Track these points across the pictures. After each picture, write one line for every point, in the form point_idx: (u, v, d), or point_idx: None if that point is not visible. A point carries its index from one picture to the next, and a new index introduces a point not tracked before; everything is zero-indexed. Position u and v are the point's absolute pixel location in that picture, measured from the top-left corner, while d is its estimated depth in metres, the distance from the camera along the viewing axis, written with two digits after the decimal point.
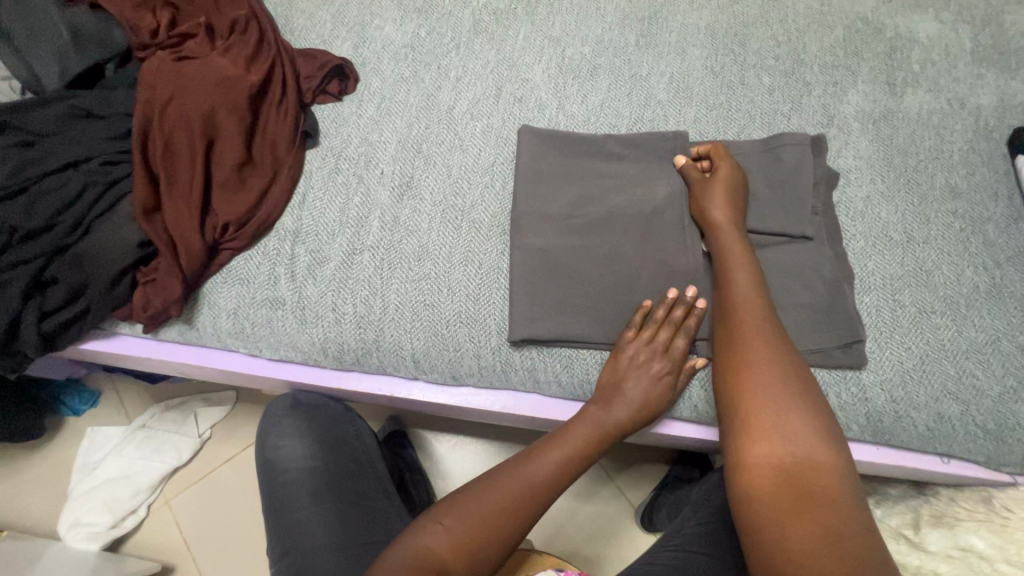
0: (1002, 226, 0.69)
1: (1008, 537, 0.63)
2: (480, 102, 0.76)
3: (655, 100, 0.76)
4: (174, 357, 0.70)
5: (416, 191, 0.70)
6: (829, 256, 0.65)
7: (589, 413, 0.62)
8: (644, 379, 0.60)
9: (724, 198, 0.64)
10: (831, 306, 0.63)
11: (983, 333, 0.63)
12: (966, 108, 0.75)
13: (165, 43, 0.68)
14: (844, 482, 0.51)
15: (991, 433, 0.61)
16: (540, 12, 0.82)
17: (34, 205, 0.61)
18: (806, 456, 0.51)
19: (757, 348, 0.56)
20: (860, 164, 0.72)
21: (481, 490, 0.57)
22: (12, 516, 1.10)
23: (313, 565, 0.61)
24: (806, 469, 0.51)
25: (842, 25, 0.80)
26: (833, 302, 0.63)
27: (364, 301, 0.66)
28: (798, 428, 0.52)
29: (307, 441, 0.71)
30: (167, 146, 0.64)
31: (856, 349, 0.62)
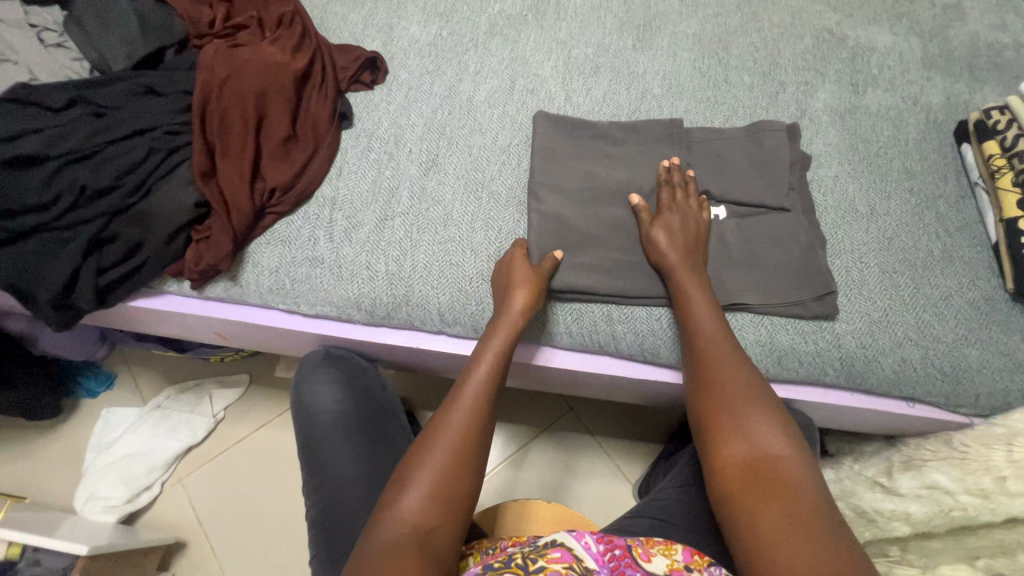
0: (950, 202, 0.79)
1: (966, 468, 0.72)
2: (497, 93, 0.85)
3: (650, 94, 0.87)
4: (215, 313, 0.76)
5: (441, 167, 0.79)
6: (804, 224, 0.75)
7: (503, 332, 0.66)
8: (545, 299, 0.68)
9: (674, 221, 0.71)
10: (807, 264, 0.72)
11: (938, 290, 0.73)
12: (918, 105, 0.87)
13: (221, 33, 0.77)
14: (806, 469, 0.54)
15: (948, 375, 0.70)
16: (549, 18, 0.93)
17: (102, 167, 0.68)
18: (767, 447, 0.56)
19: (716, 361, 0.63)
20: (830, 150, 0.83)
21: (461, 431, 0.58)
22: (27, 492, 1.13)
23: (347, 496, 0.68)
24: (766, 458, 0.55)
25: (811, 35, 0.92)
26: (808, 261, 0.72)
27: (395, 260, 0.73)
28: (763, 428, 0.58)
29: (338, 388, 0.77)
30: (222, 119, 0.72)
31: (829, 301, 0.71)
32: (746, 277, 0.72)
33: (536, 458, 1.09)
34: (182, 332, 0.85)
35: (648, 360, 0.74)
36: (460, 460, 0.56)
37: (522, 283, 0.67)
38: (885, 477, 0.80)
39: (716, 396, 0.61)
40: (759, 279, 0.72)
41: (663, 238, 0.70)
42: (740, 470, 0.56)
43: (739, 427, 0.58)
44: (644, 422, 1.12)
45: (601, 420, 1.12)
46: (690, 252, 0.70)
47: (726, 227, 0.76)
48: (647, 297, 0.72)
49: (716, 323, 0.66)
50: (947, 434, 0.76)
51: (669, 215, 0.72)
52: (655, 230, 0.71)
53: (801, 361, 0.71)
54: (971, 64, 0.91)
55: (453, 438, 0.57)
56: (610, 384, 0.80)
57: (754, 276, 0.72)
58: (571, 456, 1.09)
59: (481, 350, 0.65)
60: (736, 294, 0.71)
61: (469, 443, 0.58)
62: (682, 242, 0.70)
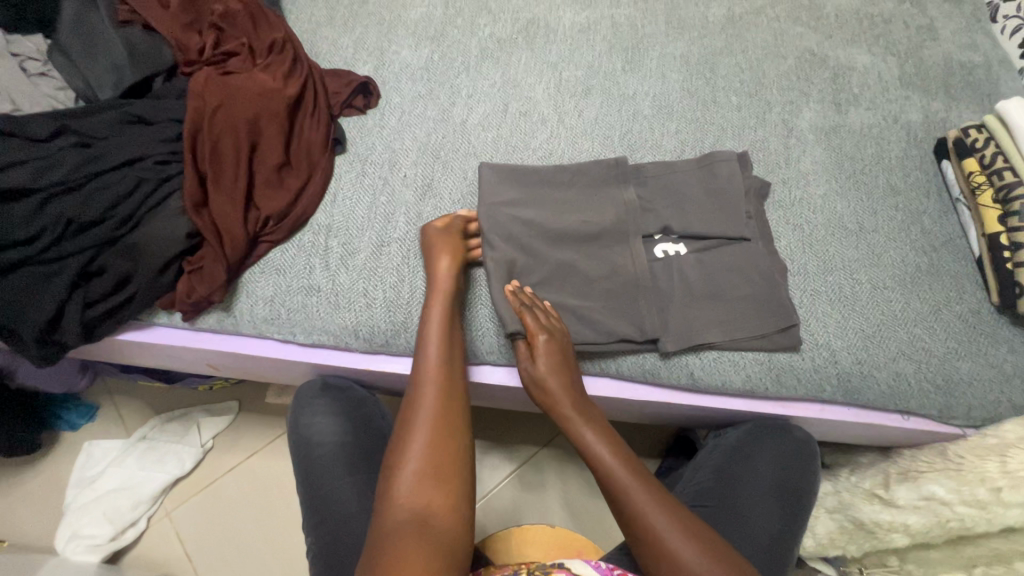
0: (934, 217, 0.82)
1: (962, 480, 0.72)
2: (490, 115, 0.86)
3: (641, 115, 0.88)
4: (208, 345, 0.73)
5: (436, 191, 0.79)
6: (763, 255, 0.75)
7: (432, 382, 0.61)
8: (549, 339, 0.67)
9: (546, 350, 0.66)
10: (771, 296, 0.72)
11: (927, 304, 0.75)
12: (898, 123, 0.89)
13: (211, 60, 0.76)
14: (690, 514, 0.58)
15: (940, 387, 0.72)
16: (539, 42, 0.94)
17: (90, 198, 0.67)
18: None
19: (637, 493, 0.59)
20: (817, 167, 0.85)
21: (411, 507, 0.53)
22: (6, 533, 1.08)
23: (350, 531, 0.66)
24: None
25: (793, 56, 0.95)
26: (772, 292, 0.72)
27: (393, 287, 0.73)
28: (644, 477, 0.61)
29: (338, 417, 0.75)
30: (214, 148, 0.71)
31: (793, 332, 0.72)
32: (716, 315, 0.72)
33: (538, 475, 1.06)
34: (172, 363, 0.83)
35: (651, 381, 0.74)
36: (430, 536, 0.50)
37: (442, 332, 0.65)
38: (882, 488, 0.81)
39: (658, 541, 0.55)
40: (724, 315, 0.71)
41: (546, 362, 0.66)
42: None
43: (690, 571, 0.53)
44: (640, 441, 1.13)
45: None
46: (563, 383, 0.66)
47: (685, 263, 0.74)
48: (620, 341, 0.71)
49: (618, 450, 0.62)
50: (941, 444, 0.78)
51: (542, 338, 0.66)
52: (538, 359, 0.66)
53: (799, 378, 0.72)
54: (946, 82, 0.94)
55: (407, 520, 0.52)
56: (612, 404, 0.79)
57: (716, 312, 0.72)
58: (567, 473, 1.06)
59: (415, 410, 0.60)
60: (702, 332, 0.71)
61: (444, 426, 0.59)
62: (561, 372, 0.66)
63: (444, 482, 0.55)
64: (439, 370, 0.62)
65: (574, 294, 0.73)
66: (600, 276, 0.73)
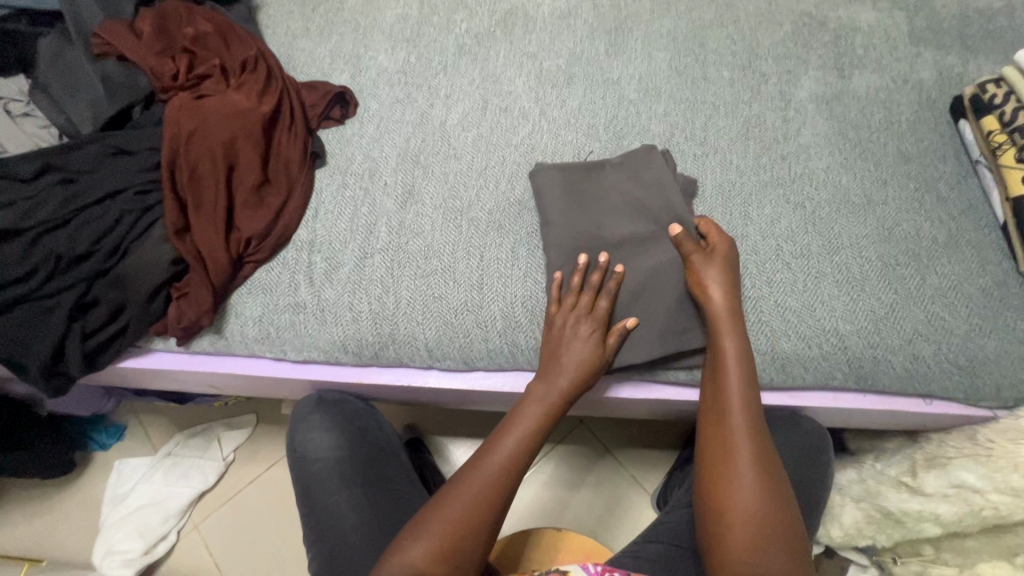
0: (952, 183, 0.75)
1: (994, 465, 0.68)
2: (469, 114, 0.83)
3: (627, 100, 0.84)
4: (203, 368, 0.75)
5: (418, 198, 0.77)
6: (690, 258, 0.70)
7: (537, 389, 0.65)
8: (709, 266, 0.66)
9: (720, 278, 0.65)
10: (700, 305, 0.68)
11: (945, 280, 0.69)
12: (909, 83, 0.83)
13: (185, 85, 0.76)
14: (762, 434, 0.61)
15: (964, 368, 0.66)
16: (517, 32, 0.90)
17: (76, 234, 0.68)
18: (765, 535, 0.56)
19: (738, 439, 0.60)
20: (819, 140, 0.79)
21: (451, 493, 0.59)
22: (50, 551, 1.14)
23: (346, 546, 0.67)
24: (762, 551, 0.56)
25: (789, 21, 0.89)
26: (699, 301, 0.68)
27: (378, 298, 0.72)
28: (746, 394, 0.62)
29: (333, 433, 0.77)
30: (192, 173, 0.71)
31: None
32: (643, 343, 0.67)
33: (549, 474, 1.08)
34: (177, 385, 0.85)
35: (648, 377, 0.72)
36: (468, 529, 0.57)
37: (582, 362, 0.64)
38: (909, 476, 0.77)
39: (730, 490, 0.59)
40: (644, 332, 0.68)
41: (716, 295, 0.65)
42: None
43: (748, 525, 0.57)
44: (657, 433, 1.11)
45: (612, 434, 1.11)
46: (725, 296, 0.65)
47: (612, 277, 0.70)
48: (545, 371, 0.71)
49: (744, 390, 0.62)
50: (970, 428, 0.72)
51: (710, 266, 0.66)
52: (708, 293, 0.65)
53: (806, 366, 0.68)
54: (962, 34, 0.87)
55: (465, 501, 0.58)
56: (613, 403, 0.78)
57: (640, 327, 0.68)
58: (570, 473, 1.09)
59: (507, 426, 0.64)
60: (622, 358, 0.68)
61: (484, 506, 0.58)
62: (730, 303, 0.64)
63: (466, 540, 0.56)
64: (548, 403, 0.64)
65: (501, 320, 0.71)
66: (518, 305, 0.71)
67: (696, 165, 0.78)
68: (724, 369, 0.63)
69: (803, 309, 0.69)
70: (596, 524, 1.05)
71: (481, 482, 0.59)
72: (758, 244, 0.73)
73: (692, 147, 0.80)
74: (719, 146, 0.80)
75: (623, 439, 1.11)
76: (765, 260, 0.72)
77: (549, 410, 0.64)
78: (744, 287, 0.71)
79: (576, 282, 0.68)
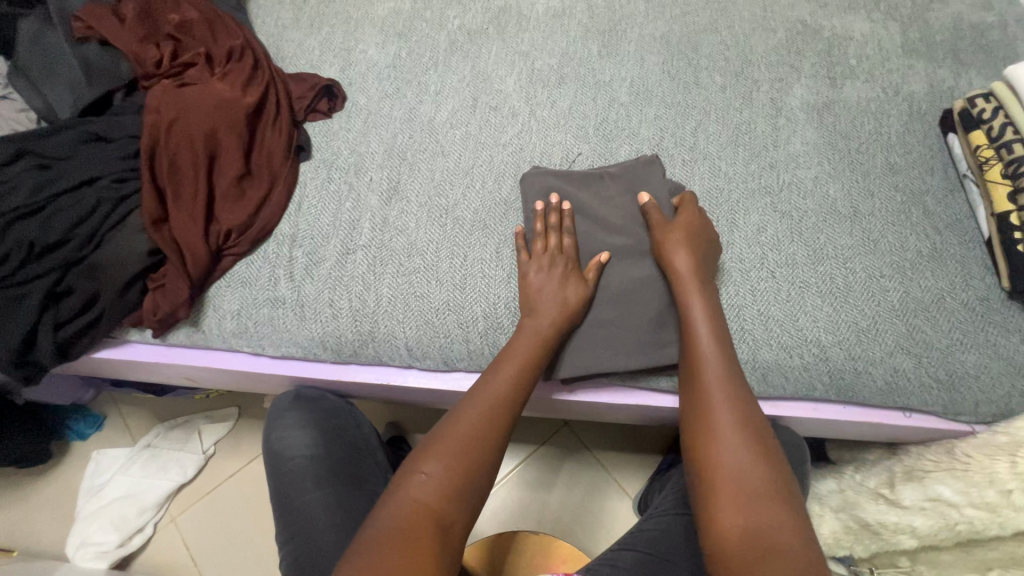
0: (939, 197, 0.75)
1: (969, 481, 0.67)
2: (458, 111, 0.83)
3: (618, 102, 0.83)
4: (179, 361, 0.73)
5: (403, 195, 0.76)
6: None
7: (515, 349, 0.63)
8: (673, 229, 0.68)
9: (684, 243, 0.66)
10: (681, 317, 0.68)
11: (928, 293, 0.69)
12: (900, 95, 0.83)
13: (168, 72, 0.75)
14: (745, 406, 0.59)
15: (943, 383, 0.66)
16: (510, 31, 0.90)
17: (49, 221, 0.66)
18: (760, 494, 0.54)
19: (716, 401, 0.60)
20: (808, 149, 0.79)
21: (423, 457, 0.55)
22: (23, 541, 1.13)
23: (317, 547, 0.66)
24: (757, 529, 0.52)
25: (783, 28, 0.89)
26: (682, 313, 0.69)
27: (359, 296, 0.71)
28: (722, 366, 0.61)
29: (309, 430, 0.75)
30: (172, 163, 0.70)
31: None
32: (624, 349, 0.67)
33: (531, 476, 1.08)
34: (154, 377, 0.83)
35: (629, 384, 0.72)
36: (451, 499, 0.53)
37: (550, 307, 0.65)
38: (888, 488, 0.76)
39: (718, 459, 0.57)
40: (626, 339, 0.68)
41: (682, 262, 0.66)
42: (733, 542, 0.52)
43: (738, 485, 0.55)
44: (639, 437, 1.11)
45: (596, 438, 1.11)
46: (693, 267, 0.66)
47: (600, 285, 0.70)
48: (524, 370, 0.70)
49: (716, 350, 0.62)
50: (949, 442, 0.72)
51: (674, 233, 0.67)
52: (674, 262, 0.66)
53: (787, 377, 0.68)
54: (955, 47, 0.86)
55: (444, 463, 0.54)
56: (594, 408, 0.78)
57: (622, 334, 0.68)
58: (552, 476, 1.08)
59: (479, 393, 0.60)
60: (603, 365, 0.67)
61: (462, 471, 0.54)
62: (697, 268, 0.66)
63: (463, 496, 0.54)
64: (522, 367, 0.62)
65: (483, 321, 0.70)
66: (501, 308, 0.70)
67: (684, 171, 0.78)
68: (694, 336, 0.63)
69: (785, 319, 0.69)
70: (575, 528, 1.04)
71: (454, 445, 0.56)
72: (743, 252, 0.72)
73: (681, 153, 0.79)
74: (708, 152, 0.79)
75: (607, 443, 1.11)
76: (751, 268, 0.72)
77: (528, 358, 0.62)
78: (729, 294, 0.70)
79: (540, 226, 0.70)
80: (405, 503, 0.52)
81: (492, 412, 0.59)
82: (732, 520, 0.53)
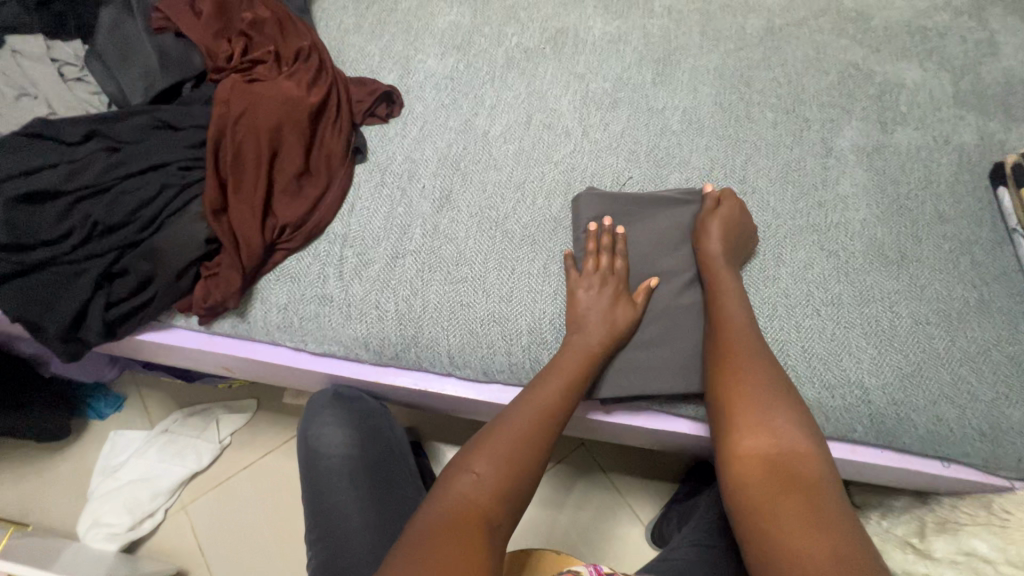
0: (987, 248, 0.75)
1: (1008, 537, 0.66)
2: (512, 127, 0.84)
3: (670, 130, 0.84)
4: (221, 349, 0.74)
5: (454, 204, 0.77)
6: None
7: (569, 351, 0.65)
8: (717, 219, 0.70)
9: (721, 227, 0.69)
10: None
11: (976, 344, 0.69)
12: (950, 144, 0.83)
13: (238, 67, 0.77)
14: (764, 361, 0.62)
15: (986, 436, 0.66)
16: (567, 52, 0.91)
17: (115, 202, 0.68)
18: (783, 443, 0.56)
19: (740, 349, 0.62)
20: (857, 190, 0.80)
21: (472, 457, 0.57)
22: (34, 516, 1.13)
23: (349, 548, 0.66)
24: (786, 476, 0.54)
25: (836, 70, 0.90)
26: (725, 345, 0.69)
27: (405, 299, 0.72)
28: (743, 329, 0.64)
29: (345, 429, 0.76)
30: (236, 155, 0.71)
31: None
32: (667, 378, 0.67)
33: (547, 494, 1.07)
34: (189, 364, 0.84)
35: (667, 411, 0.71)
36: (498, 501, 0.54)
37: (597, 326, 0.66)
38: (917, 537, 0.77)
39: (743, 412, 0.59)
40: (668, 365, 0.68)
41: (713, 245, 0.68)
42: (760, 472, 0.55)
43: (766, 429, 0.57)
44: (658, 464, 1.10)
45: (613, 460, 1.10)
46: (722, 246, 0.68)
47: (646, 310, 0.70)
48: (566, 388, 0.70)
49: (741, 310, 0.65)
50: (986, 496, 0.71)
51: (710, 219, 0.70)
52: (706, 243, 0.69)
53: (827, 416, 0.68)
54: (1006, 102, 0.87)
55: (494, 462, 0.56)
56: (627, 431, 0.77)
57: (665, 361, 0.68)
58: (568, 495, 1.08)
59: (528, 397, 0.62)
60: (643, 390, 0.67)
61: (509, 474, 0.56)
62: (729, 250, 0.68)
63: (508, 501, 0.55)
64: (572, 377, 0.63)
65: (528, 337, 0.70)
66: (546, 325, 0.70)
67: None
68: (719, 301, 0.66)
69: (829, 357, 0.69)
70: (586, 549, 1.04)
71: (501, 448, 0.57)
72: (789, 288, 0.73)
73: (731, 184, 0.80)
74: (757, 186, 0.80)
75: (624, 467, 1.10)
76: (797, 304, 0.72)
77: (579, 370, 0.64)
78: (773, 328, 0.71)
79: (592, 247, 0.71)
80: (454, 500, 0.53)
81: (540, 422, 0.60)
82: (759, 466, 0.55)
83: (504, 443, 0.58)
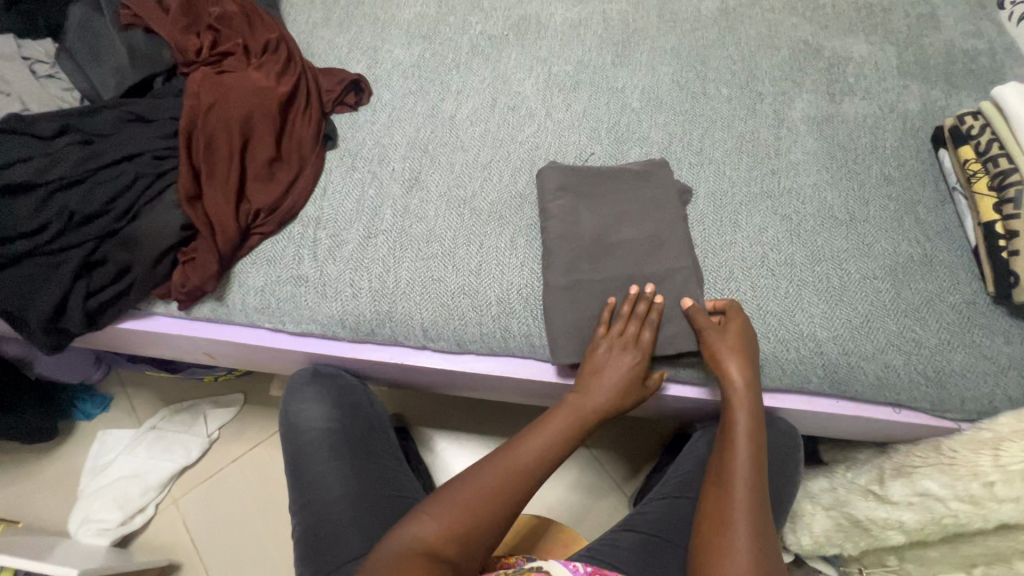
0: (930, 207, 0.80)
1: (955, 474, 0.70)
2: (478, 110, 0.87)
3: (629, 108, 0.88)
4: (202, 334, 0.76)
5: (423, 185, 0.80)
6: (686, 264, 0.73)
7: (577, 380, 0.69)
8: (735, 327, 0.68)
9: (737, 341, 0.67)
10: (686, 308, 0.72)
11: (920, 295, 0.73)
12: (895, 112, 0.88)
13: (208, 60, 0.79)
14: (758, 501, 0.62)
15: (931, 380, 0.70)
16: (529, 38, 0.94)
17: (90, 193, 0.70)
18: None
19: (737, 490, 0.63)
20: (809, 158, 0.84)
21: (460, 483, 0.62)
22: (24, 516, 1.13)
23: (331, 514, 0.70)
24: None
25: (787, 46, 0.94)
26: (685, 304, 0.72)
27: (379, 277, 0.74)
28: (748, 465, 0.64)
29: (327, 406, 0.79)
30: (208, 144, 0.74)
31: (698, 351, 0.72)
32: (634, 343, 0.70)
33: None
34: (171, 352, 0.86)
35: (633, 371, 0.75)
36: (462, 535, 0.58)
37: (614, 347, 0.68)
38: (878, 485, 0.79)
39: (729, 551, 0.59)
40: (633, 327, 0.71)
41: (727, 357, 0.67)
42: None
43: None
44: (639, 436, 1.14)
45: (594, 433, 1.14)
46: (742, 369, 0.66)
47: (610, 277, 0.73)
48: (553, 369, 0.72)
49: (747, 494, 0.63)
50: (936, 439, 0.75)
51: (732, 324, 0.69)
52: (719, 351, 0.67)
53: (783, 369, 0.72)
54: (947, 70, 0.92)
55: (476, 486, 0.61)
56: None
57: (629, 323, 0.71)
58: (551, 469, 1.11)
59: (529, 429, 0.67)
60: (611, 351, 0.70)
61: (482, 505, 0.60)
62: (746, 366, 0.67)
63: (471, 531, 0.58)
64: (571, 415, 0.67)
65: (498, 307, 0.73)
66: (514, 295, 0.73)
67: (690, 174, 0.83)
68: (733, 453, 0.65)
69: (784, 314, 0.73)
70: (570, 519, 1.07)
71: (491, 473, 0.62)
72: (745, 251, 0.76)
73: (688, 157, 0.84)
74: (714, 157, 0.84)
75: (604, 440, 1.13)
76: (753, 266, 0.75)
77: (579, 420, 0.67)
78: (730, 289, 0.74)
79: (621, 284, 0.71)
80: (422, 527, 0.58)
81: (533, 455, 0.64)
82: None
83: (492, 468, 0.62)
